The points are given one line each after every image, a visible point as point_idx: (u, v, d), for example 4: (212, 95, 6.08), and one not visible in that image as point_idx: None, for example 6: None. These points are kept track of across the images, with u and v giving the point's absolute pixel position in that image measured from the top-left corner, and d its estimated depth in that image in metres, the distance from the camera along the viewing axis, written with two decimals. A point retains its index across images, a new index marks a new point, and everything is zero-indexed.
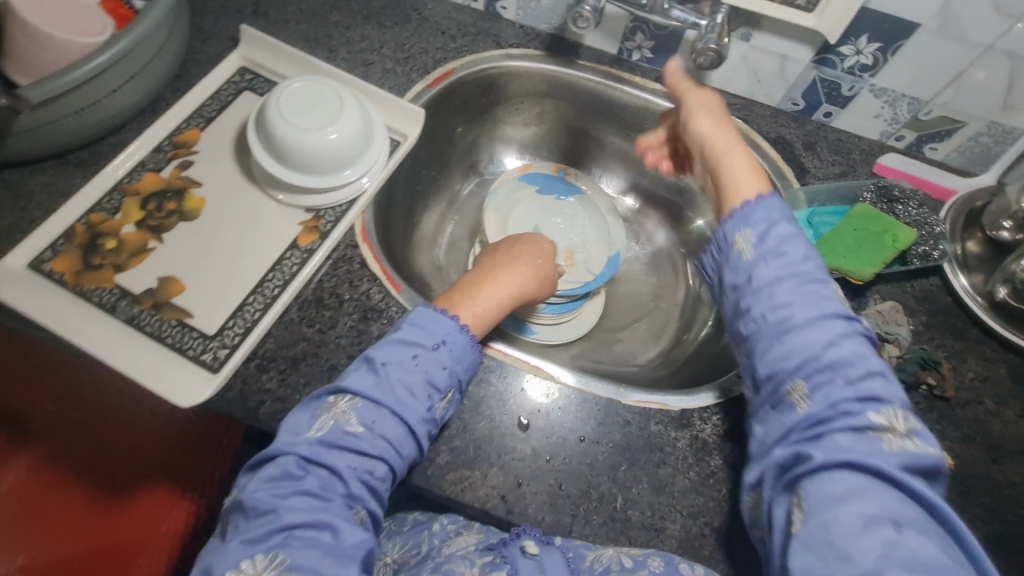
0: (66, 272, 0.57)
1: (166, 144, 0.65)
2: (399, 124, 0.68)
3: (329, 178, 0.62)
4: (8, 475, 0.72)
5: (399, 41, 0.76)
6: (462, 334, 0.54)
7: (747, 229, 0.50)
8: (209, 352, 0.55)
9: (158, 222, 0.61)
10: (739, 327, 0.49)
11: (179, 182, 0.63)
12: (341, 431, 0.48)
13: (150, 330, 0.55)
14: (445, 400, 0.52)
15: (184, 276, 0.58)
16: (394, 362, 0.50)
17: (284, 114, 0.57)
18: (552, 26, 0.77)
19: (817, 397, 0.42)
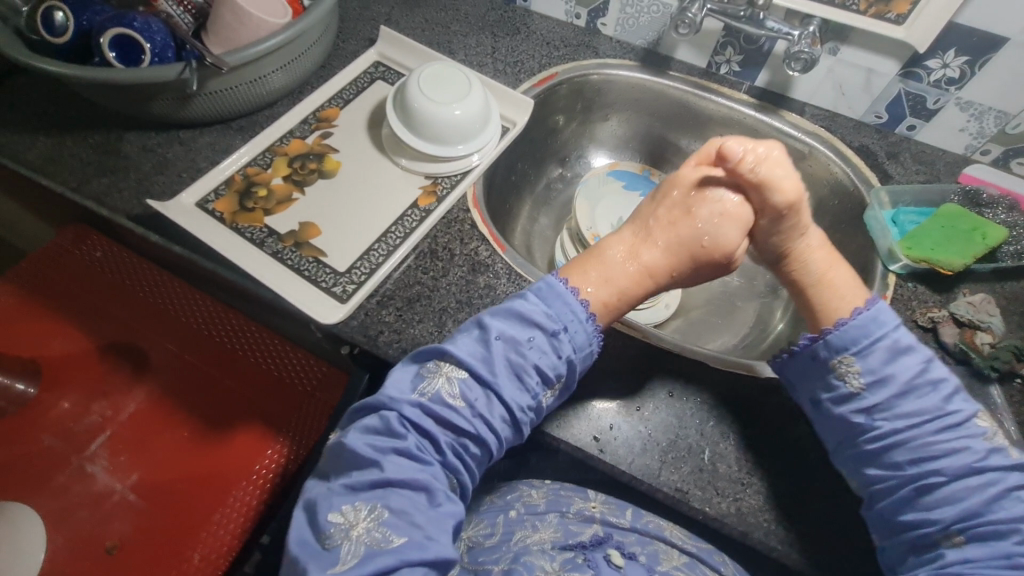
0: (225, 211, 0.66)
1: (311, 117, 0.76)
2: (510, 112, 0.77)
3: (448, 149, 0.70)
4: (133, 404, 0.80)
5: (509, 48, 0.86)
6: (587, 323, 0.52)
7: (847, 351, 0.51)
8: (338, 285, 0.62)
9: (301, 177, 0.70)
10: (874, 465, 0.50)
11: (320, 148, 0.73)
12: (443, 400, 0.49)
13: (290, 263, 0.63)
14: (552, 391, 0.51)
15: (321, 222, 0.67)
16: (509, 341, 0.50)
17: (421, 90, 0.67)
18: (646, 42, 0.85)
19: (980, 546, 0.46)
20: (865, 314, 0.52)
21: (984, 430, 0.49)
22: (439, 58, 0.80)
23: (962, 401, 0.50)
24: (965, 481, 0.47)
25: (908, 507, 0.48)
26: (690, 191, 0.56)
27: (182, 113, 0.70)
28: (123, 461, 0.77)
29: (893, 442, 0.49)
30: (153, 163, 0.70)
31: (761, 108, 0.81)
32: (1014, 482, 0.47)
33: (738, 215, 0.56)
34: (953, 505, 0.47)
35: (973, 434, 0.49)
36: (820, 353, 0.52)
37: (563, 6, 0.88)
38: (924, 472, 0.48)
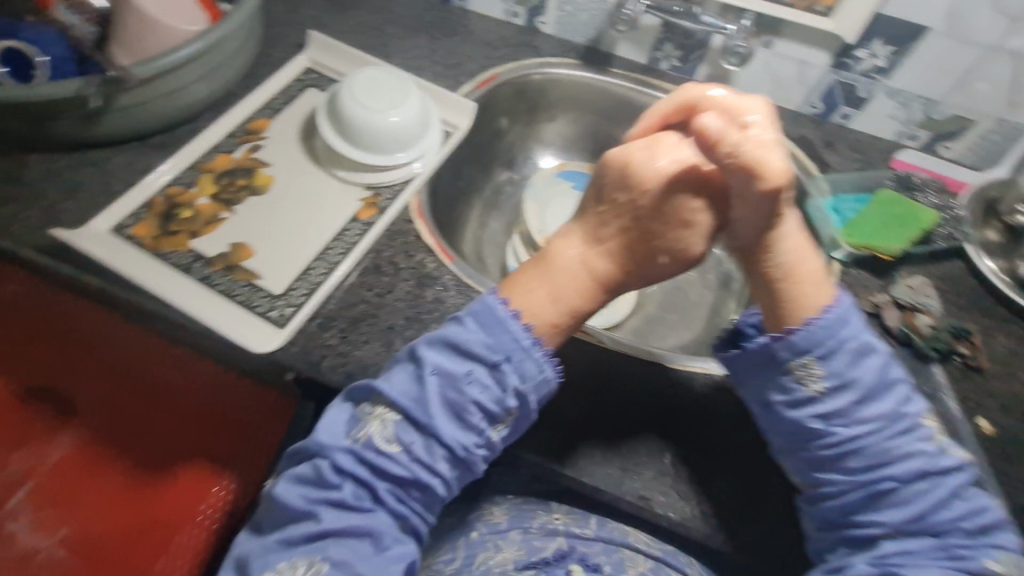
0: (145, 236, 0.61)
1: (238, 130, 0.71)
2: (451, 116, 0.74)
3: (387, 157, 0.67)
4: (59, 451, 0.74)
5: (448, 50, 0.84)
6: (531, 351, 0.48)
7: (815, 354, 0.49)
8: (276, 309, 0.58)
9: (230, 195, 0.66)
10: (829, 466, 0.50)
11: (249, 163, 0.69)
12: (376, 447, 0.48)
13: (221, 288, 0.59)
14: (503, 423, 0.49)
15: (254, 242, 0.62)
16: (445, 377, 0.48)
17: (353, 97, 0.64)
18: (586, 39, 0.84)
19: (921, 541, 0.48)
20: (833, 317, 0.50)
21: (931, 432, 0.51)
22: (373, 62, 0.76)
23: (912, 404, 0.52)
24: (914, 484, 0.49)
25: (862, 508, 0.49)
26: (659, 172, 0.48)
27: (90, 132, 0.64)
28: (50, 515, 0.70)
29: (852, 444, 0.50)
30: (60, 187, 0.64)
31: None
32: (958, 483, 0.50)
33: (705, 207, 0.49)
34: (902, 506, 0.49)
35: (923, 436, 0.51)
36: (784, 354, 0.50)
37: (500, 5, 0.85)
38: (877, 472, 0.49)
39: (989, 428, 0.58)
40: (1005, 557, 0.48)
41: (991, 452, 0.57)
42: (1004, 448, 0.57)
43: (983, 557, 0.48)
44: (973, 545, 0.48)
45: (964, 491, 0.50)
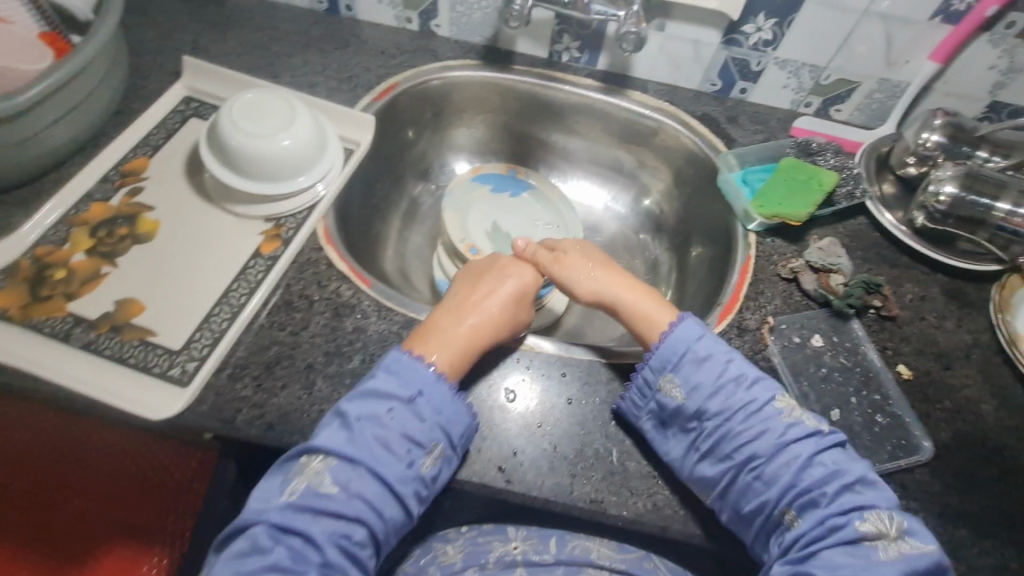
0: (11, 306, 0.54)
1: (112, 174, 0.64)
2: (351, 133, 0.71)
3: (285, 184, 0.62)
4: None
5: (341, 63, 0.79)
6: (440, 381, 0.50)
7: (663, 368, 0.54)
8: (176, 366, 0.53)
9: (110, 247, 0.59)
10: (704, 465, 0.51)
11: (130, 208, 0.62)
12: (313, 494, 0.45)
13: (110, 353, 0.53)
14: (432, 456, 0.48)
15: (143, 295, 0.56)
16: (369, 418, 0.48)
17: (236, 124, 0.59)
18: (484, 38, 0.82)
19: (808, 517, 0.48)
20: (673, 332, 0.55)
21: (781, 410, 0.52)
22: (258, 84, 0.71)
23: (761, 388, 0.53)
24: (778, 460, 0.49)
25: (746, 498, 0.49)
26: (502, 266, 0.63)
27: None
28: None
29: (716, 438, 0.51)
30: None
31: (607, 91, 0.81)
32: (812, 450, 0.49)
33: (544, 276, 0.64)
34: (773, 485, 0.49)
35: (772, 416, 0.51)
36: (642, 376, 0.54)
37: (390, 11, 0.82)
38: (743, 459, 0.50)
39: (908, 373, 0.61)
40: (872, 513, 0.47)
41: (913, 396, 0.59)
42: (924, 390, 0.60)
43: (857, 519, 0.47)
44: (844, 508, 0.47)
45: (821, 457, 0.49)
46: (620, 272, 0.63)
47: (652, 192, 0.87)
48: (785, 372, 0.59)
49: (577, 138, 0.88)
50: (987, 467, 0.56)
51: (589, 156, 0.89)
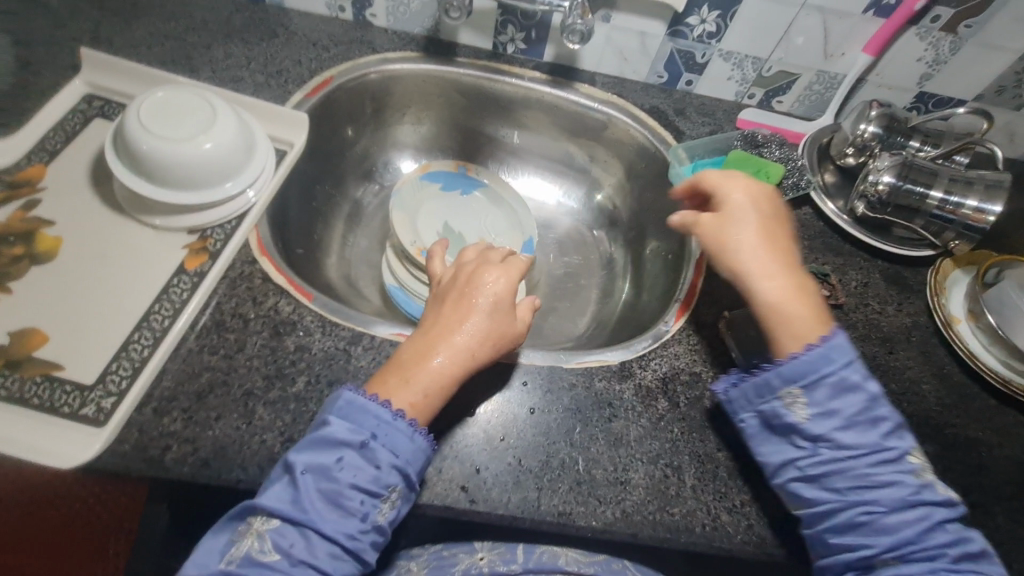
0: None
1: (1, 185, 0.56)
2: (282, 133, 0.65)
3: (209, 193, 0.56)
4: None
5: (268, 56, 0.73)
6: (397, 422, 0.45)
7: (794, 384, 0.47)
8: (90, 404, 0.47)
9: (2, 271, 0.52)
10: (809, 488, 0.47)
11: (25, 224, 0.54)
12: (249, 562, 0.41)
13: (7, 393, 0.46)
14: (389, 501, 0.44)
15: (45, 324, 0.50)
16: (317, 471, 0.43)
17: (146, 127, 0.53)
18: (425, 29, 0.78)
19: (913, 564, 0.44)
20: (819, 348, 0.47)
21: (917, 466, 0.46)
22: (172, 80, 0.64)
23: (899, 437, 0.47)
24: (901, 512, 0.44)
25: (846, 530, 0.45)
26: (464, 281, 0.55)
27: None
28: None
29: (834, 469, 0.46)
30: None
31: (555, 84, 0.79)
32: (943, 516, 0.45)
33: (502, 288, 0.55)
34: (889, 534, 0.44)
35: (906, 469, 0.46)
36: (766, 379, 0.48)
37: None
38: (862, 499, 0.45)
39: None
40: None
41: None
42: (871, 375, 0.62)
43: None
44: (959, 568, 0.44)
45: (945, 520, 0.45)
46: (780, 254, 0.53)
47: (603, 187, 0.86)
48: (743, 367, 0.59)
49: (525, 132, 0.85)
50: (930, 445, 0.58)
51: (538, 151, 0.87)
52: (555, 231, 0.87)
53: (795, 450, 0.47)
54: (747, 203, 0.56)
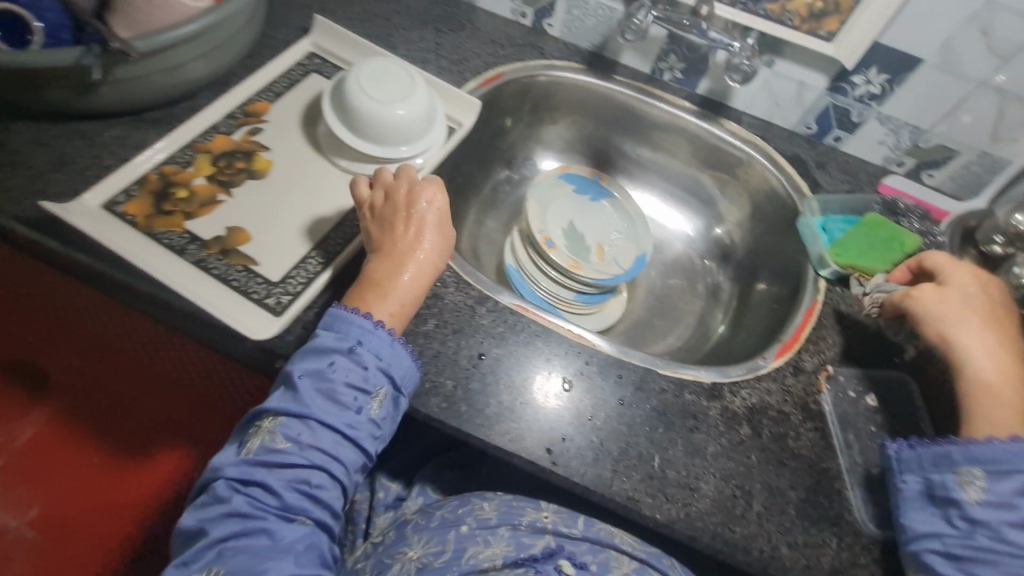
0: (138, 214, 0.60)
1: (237, 112, 0.70)
2: (456, 114, 0.74)
3: (390, 151, 0.66)
4: (30, 429, 0.73)
5: (454, 45, 0.83)
6: (378, 330, 0.53)
7: (978, 464, 0.50)
8: (272, 296, 0.57)
9: (227, 178, 0.64)
10: (941, 559, 0.49)
11: (248, 145, 0.67)
12: (268, 449, 0.48)
13: (216, 272, 0.58)
14: (378, 399, 0.52)
15: (251, 227, 0.61)
16: (312, 374, 0.51)
17: (361, 87, 0.64)
18: (593, 44, 0.84)
19: None
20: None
21: None
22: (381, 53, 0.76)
23: None
24: None
25: None
26: (399, 203, 0.59)
27: (83, 103, 0.62)
28: (18, 495, 0.69)
29: (978, 555, 0.48)
30: (50, 160, 0.63)
31: (702, 116, 0.83)
32: None
33: (433, 206, 0.59)
34: None
35: None
36: (947, 450, 0.52)
37: (509, 4, 0.85)
38: None
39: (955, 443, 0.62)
40: None
41: None
42: None
43: None
44: None
45: None
46: (999, 341, 0.57)
47: (725, 221, 0.89)
48: (834, 422, 0.60)
49: (661, 154, 0.90)
50: None
51: (669, 175, 0.91)
52: (665, 253, 0.91)
53: (947, 522, 0.50)
54: (969, 281, 0.60)
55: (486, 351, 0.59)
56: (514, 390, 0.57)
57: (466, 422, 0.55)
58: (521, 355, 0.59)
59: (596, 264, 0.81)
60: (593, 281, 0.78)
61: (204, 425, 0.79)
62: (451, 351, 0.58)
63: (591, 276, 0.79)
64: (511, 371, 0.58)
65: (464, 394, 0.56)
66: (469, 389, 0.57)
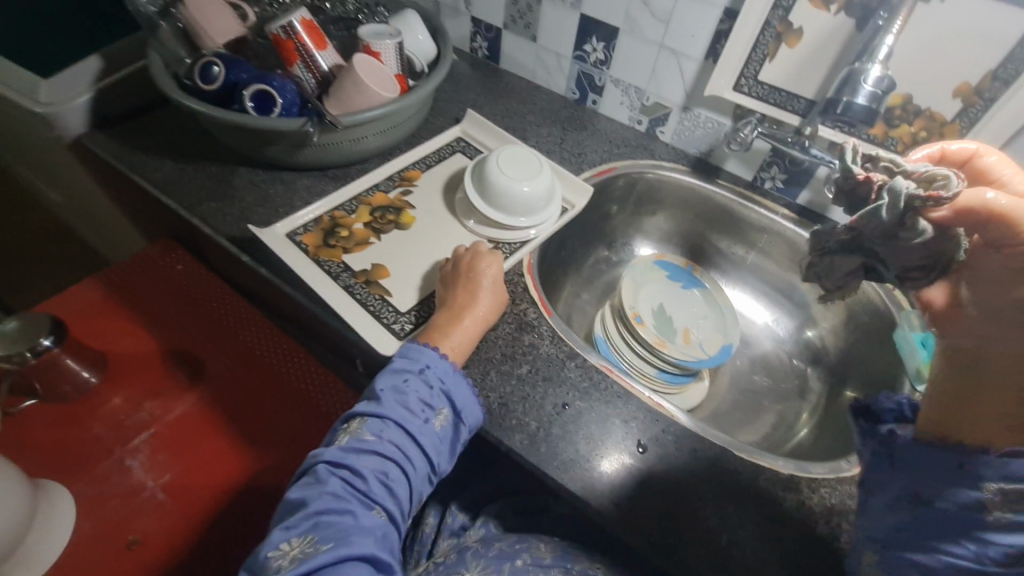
0: (310, 244, 0.75)
1: (396, 176, 0.86)
2: (572, 196, 0.85)
3: (512, 219, 0.78)
4: (180, 407, 0.88)
5: (576, 141, 0.97)
6: (443, 358, 0.61)
7: (1010, 483, 0.42)
8: (398, 323, 0.69)
9: (380, 225, 0.79)
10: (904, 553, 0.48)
11: (399, 203, 0.82)
12: (356, 442, 0.55)
13: (359, 297, 0.70)
14: (441, 416, 0.59)
15: (391, 266, 0.74)
16: (392, 386, 0.58)
17: (498, 167, 0.77)
18: (699, 151, 0.95)
19: None
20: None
21: None
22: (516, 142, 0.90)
23: None
24: None
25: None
26: (463, 267, 0.70)
27: (292, 158, 0.82)
28: (161, 460, 0.83)
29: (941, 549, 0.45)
30: (256, 197, 0.82)
31: (801, 224, 0.87)
32: None
33: (490, 270, 0.69)
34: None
35: None
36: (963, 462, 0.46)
37: (627, 112, 0.98)
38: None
39: None
40: None
41: None
42: None
43: None
44: None
45: None
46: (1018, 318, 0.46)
47: (818, 325, 0.90)
48: None
49: (756, 253, 0.94)
50: None
51: (761, 275, 0.95)
52: (751, 348, 0.94)
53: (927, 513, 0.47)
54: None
55: (570, 403, 0.65)
56: (591, 442, 0.62)
57: (544, 462, 0.59)
58: (601, 411, 0.64)
59: (681, 346, 0.85)
60: (677, 361, 0.82)
61: (312, 432, 0.87)
62: (538, 396, 0.65)
63: (675, 355, 0.82)
64: (591, 424, 0.63)
65: (546, 436, 0.61)
66: (550, 432, 0.62)
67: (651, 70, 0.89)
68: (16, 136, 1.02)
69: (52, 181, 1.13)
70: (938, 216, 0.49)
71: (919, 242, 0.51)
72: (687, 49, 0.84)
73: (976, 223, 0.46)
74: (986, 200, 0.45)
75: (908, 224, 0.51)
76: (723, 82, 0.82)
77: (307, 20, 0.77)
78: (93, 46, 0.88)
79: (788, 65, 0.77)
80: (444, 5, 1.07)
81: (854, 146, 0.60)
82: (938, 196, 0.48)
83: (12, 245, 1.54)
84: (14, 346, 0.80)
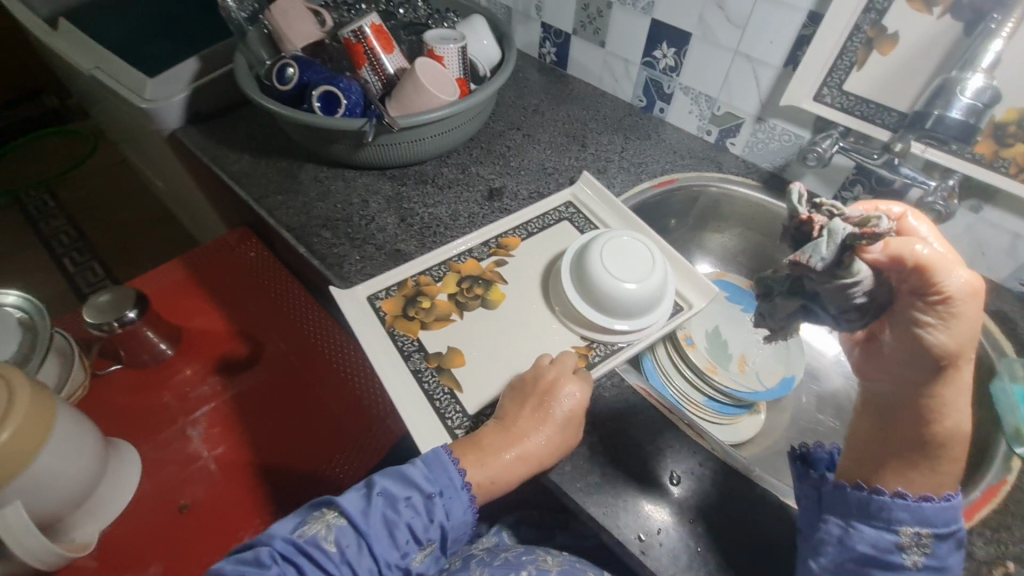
0: (389, 311, 0.71)
1: (491, 242, 0.79)
2: (688, 292, 0.73)
3: (609, 320, 0.68)
4: (240, 386, 0.95)
5: (637, 151, 0.93)
6: (463, 491, 0.55)
7: (924, 526, 0.45)
8: (461, 428, 0.62)
9: (465, 300, 0.72)
10: None
11: (490, 275, 0.75)
12: (315, 542, 0.52)
13: (426, 386, 0.65)
14: (425, 551, 0.55)
15: (466, 352, 0.68)
16: (389, 497, 0.55)
17: (601, 257, 0.68)
18: (772, 166, 0.88)
19: None
20: (945, 505, 0.45)
21: None
22: (642, 228, 0.79)
23: None
24: None
25: None
26: (547, 381, 0.60)
27: (354, 157, 0.85)
28: (215, 434, 0.89)
29: None
30: (318, 193, 0.86)
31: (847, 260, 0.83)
32: None
33: (573, 398, 0.59)
34: None
35: None
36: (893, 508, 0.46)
37: (696, 122, 0.93)
38: None
39: None
40: None
41: None
42: None
43: None
44: None
45: None
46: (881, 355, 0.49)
47: None
48: None
49: None
50: None
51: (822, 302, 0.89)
52: (819, 384, 0.86)
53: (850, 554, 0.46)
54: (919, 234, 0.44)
55: (600, 422, 0.62)
56: (619, 466, 0.58)
57: (566, 480, 0.57)
58: (633, 436, 0.60)
59: (735, 374, 0.80)
60: (730, 389, 0.77)
61: (354, 432, 0.89)
62: None
63: (725, 383, 0.78)
64: (618, 446, 0.59)
65: (570, 454, 0.59)
66: (575, 451, 0.59)
67: (723, 78, 0.84)
68: (130, 129, 1.14)
69: (158, 171, 1.25)
70: (872, 258, 0.44)
71: (855, 288, 0.46)
72: (764, 56, 0.78)
73: (900, 272, 0.44)
74: (914, 251, 0.42)
75: (845, 263, 0.44)
76: (802, 91, 0.75)
77: (376, 25, 0.80)
78: (194, 52, 0.97)
79: (878, 73, 0.70)
80: (514, 12, 1.07)
81: (803, 188, 0.44)
82: (875, 232, 0.40)
83: (128, 224, 1.73)
84: (106, 315, 0.88)
